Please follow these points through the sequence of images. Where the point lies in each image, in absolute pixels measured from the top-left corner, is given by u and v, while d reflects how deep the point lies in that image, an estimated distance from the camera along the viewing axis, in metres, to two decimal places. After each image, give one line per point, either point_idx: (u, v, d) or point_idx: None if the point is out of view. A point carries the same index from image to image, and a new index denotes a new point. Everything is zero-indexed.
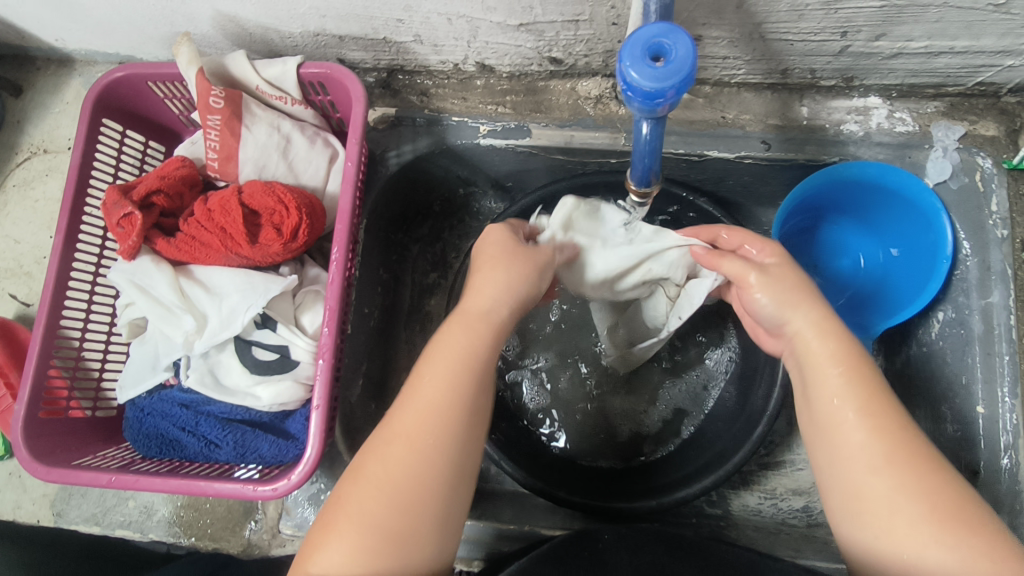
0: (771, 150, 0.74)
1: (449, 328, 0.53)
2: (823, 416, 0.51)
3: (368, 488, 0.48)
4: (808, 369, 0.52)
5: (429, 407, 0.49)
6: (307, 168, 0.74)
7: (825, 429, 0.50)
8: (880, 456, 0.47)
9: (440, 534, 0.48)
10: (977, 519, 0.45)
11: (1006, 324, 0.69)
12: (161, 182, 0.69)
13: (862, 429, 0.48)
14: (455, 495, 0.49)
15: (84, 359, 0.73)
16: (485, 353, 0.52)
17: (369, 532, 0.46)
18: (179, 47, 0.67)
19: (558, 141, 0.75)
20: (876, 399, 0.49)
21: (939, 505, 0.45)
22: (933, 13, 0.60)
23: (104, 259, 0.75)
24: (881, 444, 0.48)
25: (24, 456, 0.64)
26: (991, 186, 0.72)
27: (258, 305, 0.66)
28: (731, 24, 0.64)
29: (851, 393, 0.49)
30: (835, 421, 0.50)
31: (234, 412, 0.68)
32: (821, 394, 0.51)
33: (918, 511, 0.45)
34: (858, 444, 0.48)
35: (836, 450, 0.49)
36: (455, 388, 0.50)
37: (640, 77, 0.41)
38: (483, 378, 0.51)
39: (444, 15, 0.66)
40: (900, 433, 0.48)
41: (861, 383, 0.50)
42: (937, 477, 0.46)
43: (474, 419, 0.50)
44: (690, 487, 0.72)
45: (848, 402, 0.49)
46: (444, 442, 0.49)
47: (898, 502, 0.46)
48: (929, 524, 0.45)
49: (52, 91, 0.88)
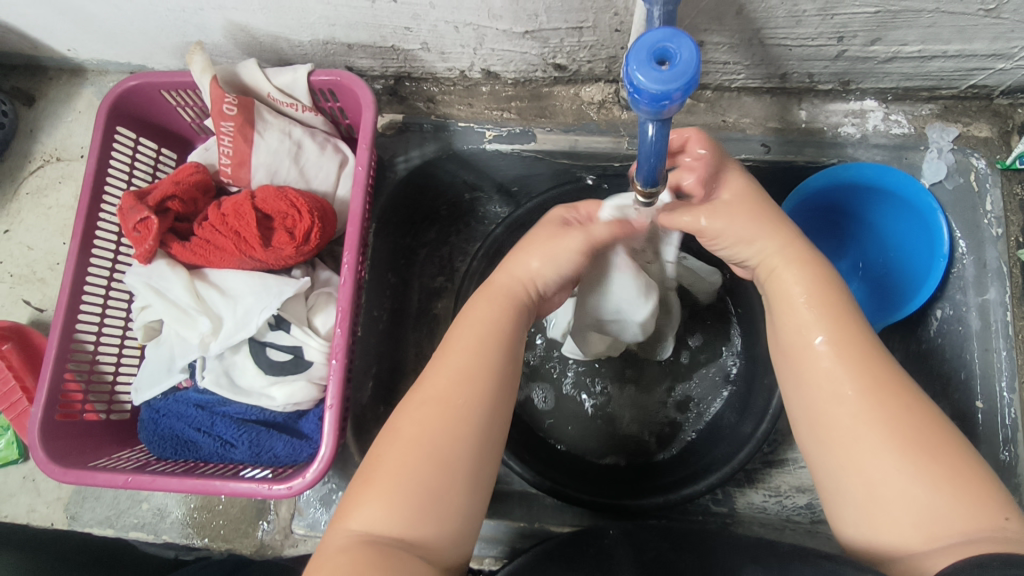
0: (770, 153, 0.76)
1: (479, 300, 0.58)
2: (793, 345, 0.53)
3: (402, 440, 0.51)
4: (774, 294, 0.55)
5: (463, 371, 0.53)
6: (317, 173, 0.76)
7: (795, 358, 0.53)
8: (851, 384, 0.49)
9: (476, 490, 0.51)
10: (940, 446, 0.47)
11: (1003, 320, 0.71)
12: (176, 187, 0.71)
13: (830, 358, 0.51)
14: (485, 444, 0.52)
15: (98, 363, 0.74)
16: (508, 320, 0.56)
17: (400, 477, 0.49)
18: (193, 57, 0.69)
19: (563, 145, 0.77)
20: (848, 328, 0.51)
21: (902, 432, 0.47)
22: (926, 18, 0.62)
23: (118, 264, 0.76)
24: (850, 371, 0.50)
25: (40, 457, 0.65)
26: (985, 186, 0.74)
27: (272, 307, 0.68)
28: (731, 30, 0.66)
29: (820, 321, 0.52)
30: (804, 349, 0.52)
31: (249, 412, 0.69)
32: (792, 325, 0.53)
33: (881, 436, 0.48)
34: (825, 372, 0.51)
35: (807, 378, 0.52)
36: (485, 354, 0.54)
37: (646, 79, 0.42)
38: (511, 345, 0.56)
39: (451, 23, 0.68)
40: (868, 361, 0.50)
41: (831, 313, 0.52)
42: (902, 405, 0.48)
43: (505, 383, 0.54)
44: (697, 485, 0.73)
45: (819, 330, 0.52)
46: (476, 399, 0.52)
47: (862, 429, 0.48)
48: (889, 447, 0.47)
49: (64, 100, 0.89)
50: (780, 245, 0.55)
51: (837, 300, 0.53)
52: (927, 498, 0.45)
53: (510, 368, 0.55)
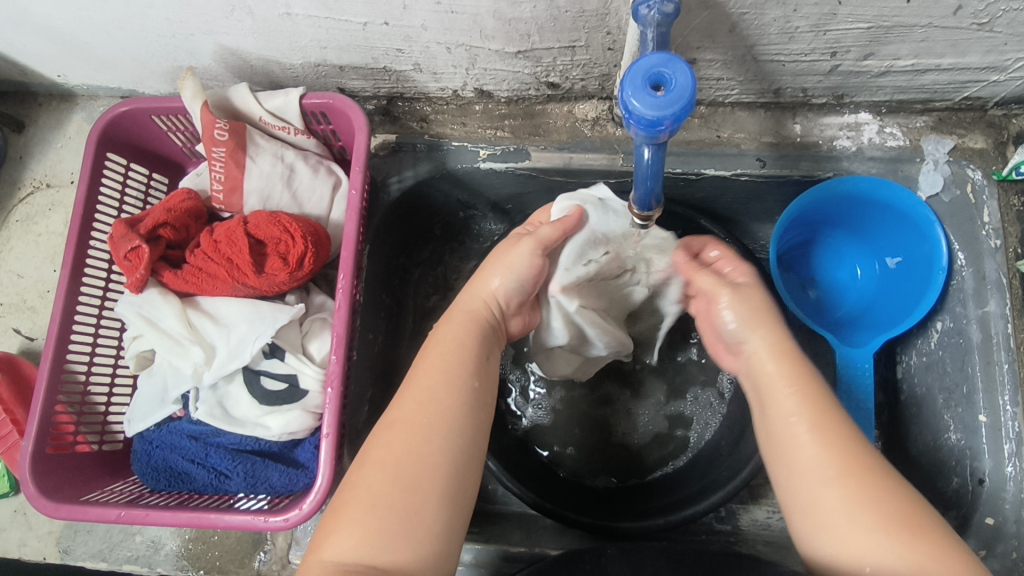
0: (766, 167, 0.75)
1: (446, 327, 0.59)
2: (778, 430, 0.52)
3: (376, 469, 0.50)
4: (763, 386, 0.54)
5: (435, 400, 0.53)
6: (311, 197, 0.75)
7: (780, 445, 0.52)
8: (834, 468, 0.48)
9: (454, 514, 0.50)
10: (923, 525, 0.46)
11: (1004, 332, 0.70)
12: (167, 215, 0.70)
13: (815, 444, 0.50)
14: (462, 469, 0.51)
15: (90, 394, 0.72)
16: (476, 344, 0.57)
17: (376, 507, 0.48)
18: (183, 81, 0.68)
19: (557, 163, 0.77)
20: (829, 417, 0.51)
21: (890, 514, 0.46)
22: (919, 33, 0.62)
23: (110, 292, 0.75)
24: (833, 455, 0.49)
25: (31, 492, 0.64)
26: (982, 197, 0.74)
27: (266, 336, 0.67)
28: (724, 47, 0.66)
29: (803, 410, 0.51)
30: (790, 435, 0.51)
31: (244, 443, 0.68)
32: (776, 414, 0.52)
33: (867, 518, 0.46)
34: (809, 457, 0.50)
35: (793, 463, 0.50)
36: (456, 380, 0.54)
37: (642, 105, 0.42)
38: (480, 369, 0.56)
39: (443, 44, 0.68)
40: (851, 445, 0.49)
41: (812, 398, 0.52)
42: (884, 487, 0.47)
43: (477, 408, 0.54)
44: (699, 504, 0.73)
45: (801, 418, 0.51)
46: (448, 425, 0.52)
47: (850, 511, 0.47)
48: (878, 530, 0.46)
49: (54, 126, 0.89)
50: (760, 324, 0.56)
51: (817, 390, 0.52)
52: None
53: (482, 390, 0.55)
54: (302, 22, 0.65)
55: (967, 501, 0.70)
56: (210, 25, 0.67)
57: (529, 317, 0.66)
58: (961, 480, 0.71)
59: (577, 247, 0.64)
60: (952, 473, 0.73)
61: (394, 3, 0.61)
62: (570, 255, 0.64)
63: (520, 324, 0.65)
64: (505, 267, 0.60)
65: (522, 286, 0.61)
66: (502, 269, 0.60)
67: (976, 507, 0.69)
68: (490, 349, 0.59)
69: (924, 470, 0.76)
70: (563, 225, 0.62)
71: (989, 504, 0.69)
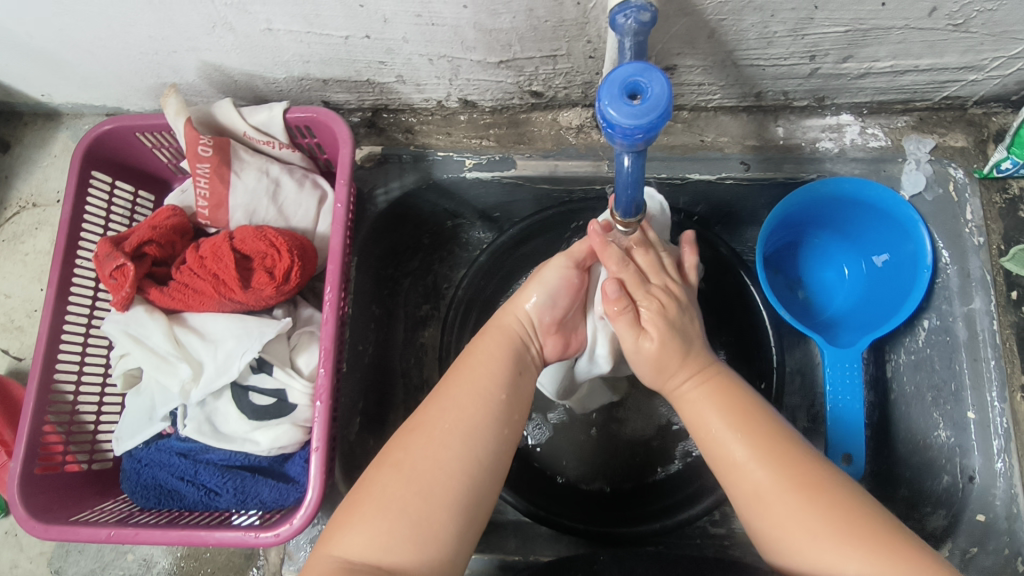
0: (750, 171, 0.76)
1: (481, 341, 0.59)
2: (715, 452, 0.56)
3: (392, 472, 0.50)
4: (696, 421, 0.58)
5: (458, 408, 0.54)
6: (296, 211, 0.75)
7: (720, 464, 0.55)
8: (768, 477, 0.52)
9: (467, 523, 0.50)
10: (855, 519, 0.48)
11: (989, 329, 0.71)
12: (153, 232, 0.70)
13: (750, 460, 0.53)
14: (480, 480, 0.51)
15: (78, 413, 0.72)
16: (510, 360, 0.58)
17: (388, 509, 0.48)
18: (166, 98, 0.69)
19: (543, 171, 0.77)
20: (746, 422, 0.55)
21: (819, 514, 0.49)
22: (896, 35, 0.63)
23: (97, 311, 0.75)
24: (762, 464, 0.52)
25: (21, 513, 0.64)
26: (964, 195, 0.74)
27: (253, 350, 0.67)
28: (704, 53, 0.66)
29: (729, 429, 0.55)
30: (724, 456, 0.55)
31: (233, 458, 0.68)
32: (708, 438, 0.56)
33: (801, 519, 0.49)
34: (749, 476, 0.53)
35: (730, 478, 0.54)
36: (484, 390, 0.55)
37: (618, 115, 0.43)
38: (509, 383, 0.57)
39: (425, 56, 0.68)
40: (776, 452, 0.53)
41: (736, 415, 0.56)
42: (813, 492, 0.50)
43: (503, 420, 0.54)
44: (692, 508, 0.75)
45: (729, 437, 0.55)
46: (469, 436, 0.52)
47: (784, 515, 0.50)
48: (811, 531, 0.48)
49: (39, 145, 0.89)
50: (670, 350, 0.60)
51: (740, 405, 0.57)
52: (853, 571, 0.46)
53: (510, 405, 0.55)
54: (284, 37, 0.65)
55: (958, 498, 0.70)
56: (192, 42, 0.67)
57: (568, 340, 0.64)
58: (952, 477, 0.71)
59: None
60: (942, 471, 0.72)
61: (375, 17, 0.62)
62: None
63: (556, 346, 0.63)
64: (540, 285, 0.61)
65: (560, 303, 0.62)
66: (535, 286, 0.61)
67: (966, 504, 0.69)
68: (525, 366, 0.59)
69: (914, 468, 0.76)
70: (594, 238, 0.63)
71: (979, 501, 0.68)
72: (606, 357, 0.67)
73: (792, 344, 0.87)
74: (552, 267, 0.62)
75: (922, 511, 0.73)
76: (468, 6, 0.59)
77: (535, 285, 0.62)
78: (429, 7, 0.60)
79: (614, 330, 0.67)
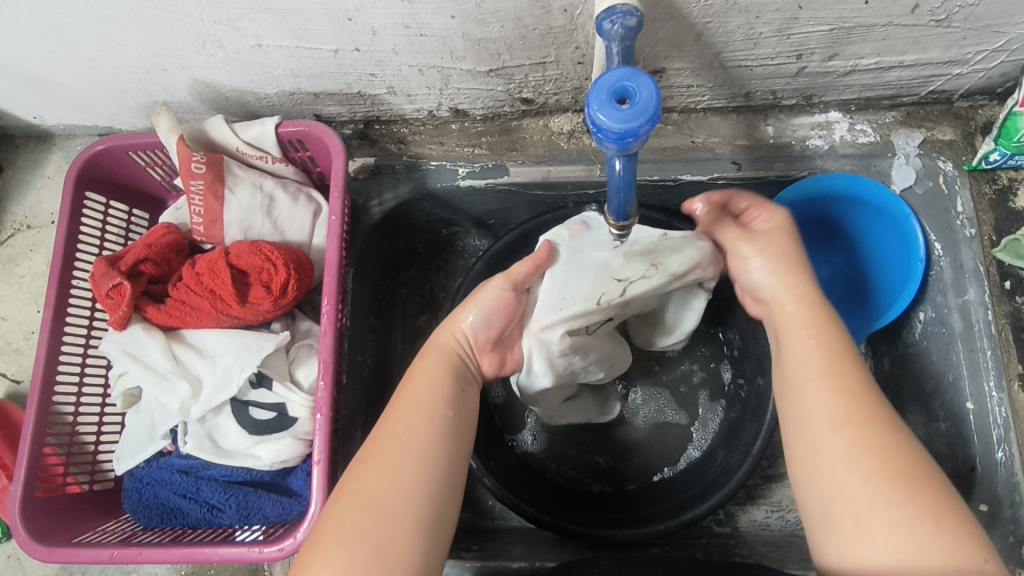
0: (742, 170, 0.76)
1: (418, 366, 0.59)
2: (796, 369, 0.54)
3: (352, 503, 0.50)
4: (787, 335, 0.56)
5: (406, 429, 0.54)
6: (291, 224, 0.75)
7: (797, 385, 0.53)
8: (841, 414, 0.49)
9: (430, 542, 0.50)
10: (926, 481, 0.45)
11: (985, 319, 0.71)
12: (148, 251, 0.70)
13: (827, 388, 0.51)
14: (440, 501, 0.51)
15: (78, 433, 0.72)
16: (450, 376, 0.58)
17: (352, 540, 0.48)
18: (158, 117, 0.69)
19: (536, 177, 0.77)
20: (842, 354, 0.52)
21: (890, 464, 0.46)
22: (879, 32, 0.64)
23: (94, 330, 0.75)
24: (845, 398, 0.49)
25: (22, 537, 0.64)
26: (954, 188, 0.75)
27: (252, 364, 0.67)
28: (691, 55, 0.67)
29: (821, 350, 0.53)
30: (807, 377, 0.52)
31: (235, 474, 0.68)
32: (795, 352, 0.54)
33: (870, 464, 0.46)
34: (821, 400, 0.50)
35: (804, 401, 0.51)
36: (428, 409, 0.55)
37: (608, 119, 0.43)
38: (454, 399, 0.57)
39: (415, 67, 0.68)
40: (862, 390, 0.50)
41: (834, 341, 0.53)
42: (890, 438, 0.47)
43: (450, 436, 0.55)
44: (696, 508, 0.73)
45: (819, 357, 0.52)
46: (422, 457, 0.52)
47: (851, 456, 0.47)
48: (875, 480, 0.45)
49: (33, 167, 0.89)
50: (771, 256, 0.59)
51: (841, 335, 0.54)
52: (907, 534, 0.43)
53: (456, 419, 0.56)
54: (274, 53, 0.66)
55: (961, 488, 0.70)
56: (182, 60, 0.67)
57: (505, 358, 0.64)
58: (954, 468, 0.71)
59: (558, 282, 0.64)
60: (945, 462, 0.72)
61: (363, 29, 0.62)
62: (550, 291, 0.64)
63: (494, 363, 0.63)
64: (473, 305, 0.61)
65: (496, 323, 0.62)
66: (471, 305, 0.62)
67: (970, 494, 0.69)
68: (466, 381, 0.59)
69: None
70: (533, 258, 0.64)
71: (982, 491, 0.68)
72: (545, 378, 0.66)
73: None
74: (486, 288, 0.62)
75: None
76: (455, 16, 0.60)
77: (471, 304, 0.62)
78: (417, 18, 0.60)
79: (548, 350, 0.64)
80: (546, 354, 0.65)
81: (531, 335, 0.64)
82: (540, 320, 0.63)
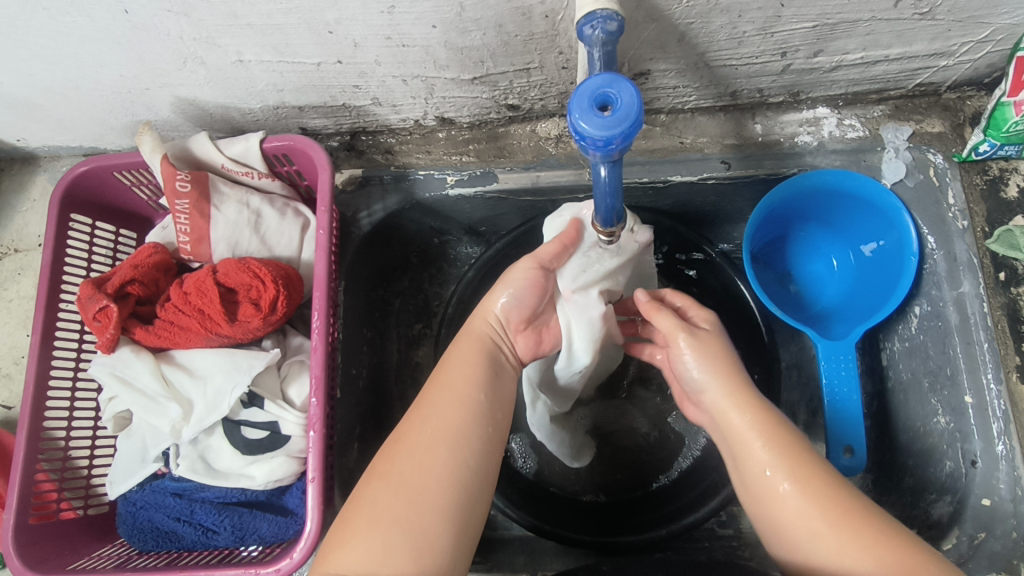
0: (731, 169, 0.76)
1: (452, 353, 0.59)
2: (756, 484, 0.53)
3: (384, 485, 0.51)
4: (736, 443, 0.54)
5: (440, 413, 0.54)
6: (279, 240, 0.75)
7: (763, 500, 0.52)
8: (821, 520, 0.49)
9: (460, 530, 0.51)
10: (923, 566, 0.46)
11: (981, 311, 0.70)
12: (134, 272, 0.70)
13: (796, 495, 0.50)
14: (470, 488, 0.52)
15: (71, 458, 0.72)
16: (486, 361, 0.58)
17: (386, 525, 0.49)
18: (141, 136, 0.69)
19: (525, 183, 0.77)
20: (797, 456, 0.52)
21: (886, 559, 0.46)
22: (863, 27, 0.63)
23: (83, 355, 0.74)
24: (816, 506, 0.49)
25: (16, 566, 0.63)
26: (945, 180, 0.74)
27: (243, 385, 0.66)
28: (676, 56, 0.66)
29: (776, 459, 0.52)
30: (772, 488, 0.51)
31: (229, 495, 0.67)
32: (750, 466, 0.53)
33: (867, 561, 0.47)
34: (793, 509, 0.50)
35: (775, 515, 0.51)
36: (462, 393, 0.56)
37: (589, 127, 0.42)
38: (487, 384, 0.57)
39: (399, 77, 0.68)
40: (831, 491, 0.50)
41: (789, 453, 0.52)
42: (878, 531, 0.48)
43: (485, 420, 0.55)
44: (698, 511, 0.75)
45: (777, 469, 0.51)
46: (456, 442, 0.53)
47: (845, 563, 0.47)
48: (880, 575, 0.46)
49: (18, 190, 0.88)
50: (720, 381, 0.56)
51: (786, 435, 0.53)
52: None
53: (491, 406, 0.56)
54: (256, 68, 0.65)
55: (962, 485, 0.69)
56: (163, 78, 0.67)
57: (541, 336, 0.63)
58: (955, 463, 0.70)
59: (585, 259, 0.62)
60: (945, 457, 0.72)
61: (344, 42, 0.62)
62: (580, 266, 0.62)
63: (528, 344, 0.62)
64: (510, 284, 0.60)
65: (528, 303, 0.60)
66: (501, 287, 0.60)
67: (971, 490, 0.68)
68: (502, 366, 0.59)
69: (918, 454, 0.75)
70: (561, 239, 0.62)
71: (983, 486, 0.67)
72: (586, 352, 0.63)
73: (786, 339, 0.87)
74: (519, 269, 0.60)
75: (928, 500, 0.72)
76: (436, 25, 0.59)
77: (507, 283, 0.60)
78: (398, 29, 0.60)
79: (586, 315, 0.62)
80: (585, 316, 0.62)
81: (568, 296, 0.62)
82: (572, 286, 0.62)
